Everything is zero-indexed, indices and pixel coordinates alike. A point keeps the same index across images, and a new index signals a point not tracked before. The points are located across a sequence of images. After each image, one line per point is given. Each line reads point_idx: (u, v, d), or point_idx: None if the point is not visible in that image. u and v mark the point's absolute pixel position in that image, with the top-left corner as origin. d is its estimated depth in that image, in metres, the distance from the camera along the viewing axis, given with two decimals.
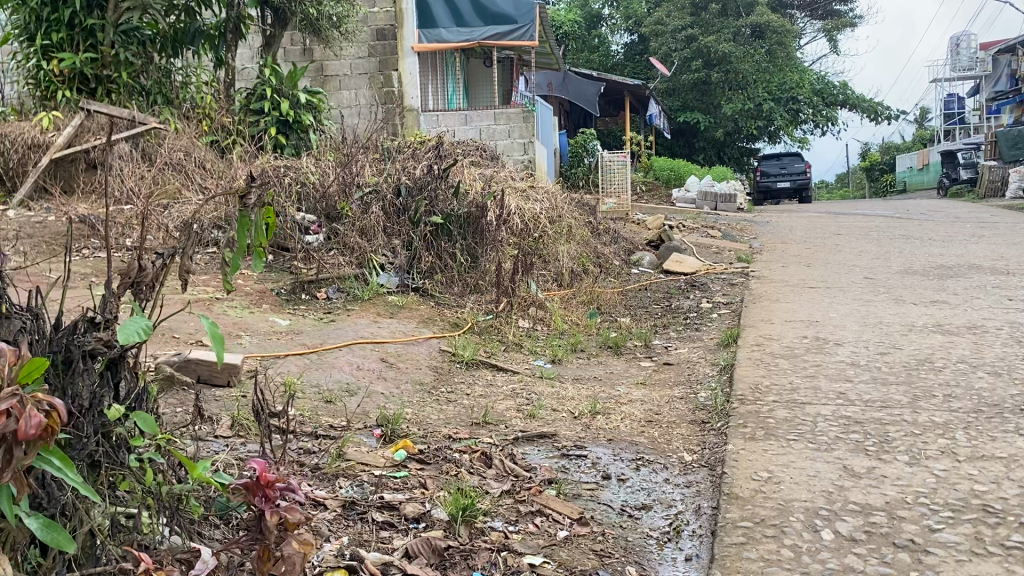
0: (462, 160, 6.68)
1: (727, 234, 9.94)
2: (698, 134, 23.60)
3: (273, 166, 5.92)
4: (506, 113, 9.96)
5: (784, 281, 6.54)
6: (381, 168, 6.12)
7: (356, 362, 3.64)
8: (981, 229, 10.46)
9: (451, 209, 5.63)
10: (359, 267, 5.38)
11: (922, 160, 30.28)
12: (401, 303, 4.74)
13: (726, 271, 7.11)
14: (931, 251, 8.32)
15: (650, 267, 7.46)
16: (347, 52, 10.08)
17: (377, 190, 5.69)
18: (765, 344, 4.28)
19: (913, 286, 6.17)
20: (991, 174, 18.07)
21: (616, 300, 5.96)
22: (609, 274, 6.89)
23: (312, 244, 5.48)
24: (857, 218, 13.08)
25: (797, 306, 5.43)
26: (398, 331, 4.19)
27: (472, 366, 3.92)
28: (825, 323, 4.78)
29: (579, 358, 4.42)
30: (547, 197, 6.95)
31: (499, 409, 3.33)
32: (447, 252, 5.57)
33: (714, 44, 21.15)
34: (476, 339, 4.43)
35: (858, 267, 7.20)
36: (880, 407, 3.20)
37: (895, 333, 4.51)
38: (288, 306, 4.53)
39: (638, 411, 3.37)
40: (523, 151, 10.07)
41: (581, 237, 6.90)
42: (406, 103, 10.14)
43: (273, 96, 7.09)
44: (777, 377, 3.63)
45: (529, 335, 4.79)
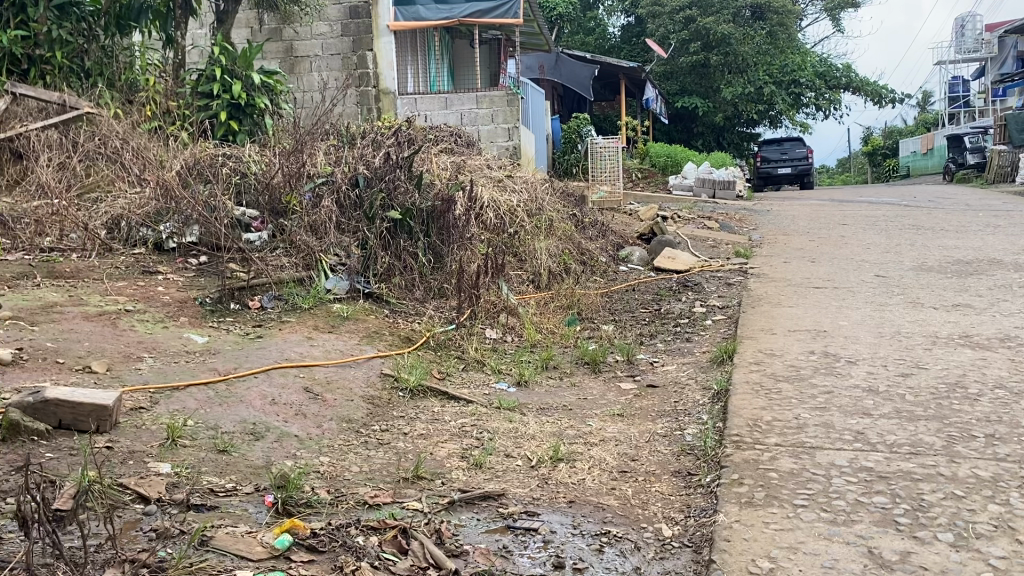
0: (430, 147, 6.04)
1: (725, 225, 9.28)
2: (696, 119, 22.90)
3: (213, 154, 5.28)
4: (489, 96, 9.31)
5: (787, 281, 5.90)
6: (337, 156, 5.49)
7: (272, 394, 3.02)
8: (994, 219, 9.83)
9: (413, 202, 4.99)
10: (306, 269, 4.76)
11: (925, 144, 29.59)
12: (346, 312, 4.11)
13: (723, 268, 6.47)
14: (945, 244, 7.68)
15: (640, 263, 6.82)
16: (318, 31, 9.46)
17: (331, 181, 5.07)
18: (766, 362, 3.66)
19: (931, 286, 5.53)
20: (1000, 159, 17.44)
21: (600, 305, 5.33)
22: (595, 272, 6.24)
23: (253, 244, 4.86)
24: (862, 206, 12.44)
25: (802, 312, 4.80)
26: (334, 350, 3.57)
27: (417, 395, 3.29)
28: (835, 334, 4.15)
29: (549, 378, 3.79)
30: (526, 189, 6.31)
31: (437, 454, 2.70)
32: (407, 251, 4.91)
33: (713, 24, 20.42)
34: (429, 356, 3.81)
35: (867, 263, 6.58)
36: (908, 454, 2.57)
37: (917, 347, 3.88)
38: (211, 319, 3.92)
39: (611, 456, 2.74)
40: (507, 137, 9.42)
41: (564, 232, 6.26)
42: (381, 85, 9.52)
43: (223, 77, 6.43)
44: (780, 410, 3.00)
45: (495, 349, 4.17)
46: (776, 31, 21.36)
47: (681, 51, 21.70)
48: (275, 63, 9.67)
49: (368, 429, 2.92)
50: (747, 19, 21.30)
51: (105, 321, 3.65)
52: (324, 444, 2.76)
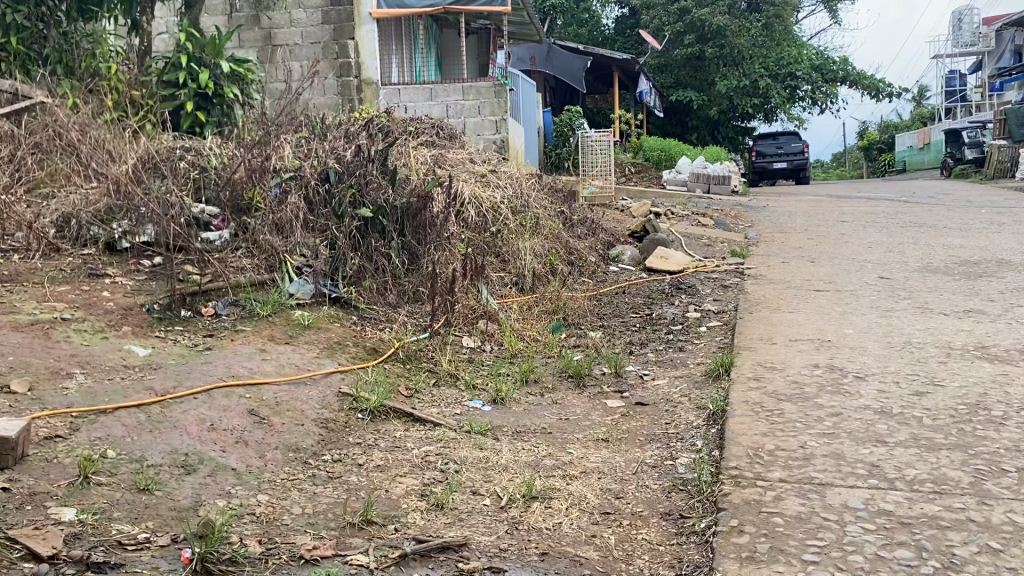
0: (408, 141, 5.69)
1: (721, 223, 8.95)
2: (691, 112, 22.55)
3: (172, 146, 4.91)
4: (476, 87, 8.99)
5: (787, 283, 5.57)
6: (307, 150, 5.13)
7: (211, 419, 2.68)
8: (997, 216, 9.52)
9: (385, 199, 4.66)
10: (269, 271, 4.40)
11: (922, 138, 29.25)
12: (308, 320, 3.76)
13: (719, 269, 6.14)
14: (949, 243, 7.36)
15: (631, 263, 6.47)
16: (299, 18, 9.10)
17: (299, 176, 4.73)
18: (766, 378, 3.32)
19: (940, 290, 5.20)
20: (1000, 154, 17.12)
21: (587, 309, 4.99)
22: (584, 274, 5.89)
23: (213, 244, 4.53)
24: (861, 202, 12.13)
25: (804, 319, 4.47)
26: (289, 365, 3.22)
27: (378, 417, 2.95)
28: (841, 346, 3.82)
29: (528, 394, 3.45)
30: (511, 185, 5.96)
31: (393, 492, 2.36)
32: (378, 252, 4.58)
33: (708, 16, 20.12)
34: (396, 370, 3.47)
35: (870, 264, 6.25)
36: (932, 494, 2.24)
37: (931, 360, 3.55)
38: (158, 329, 3.57)
39: (593, 493, 2.41)
40: (494, 130, 9.08)
41: (550, 231, 5.91)
42: (363, 76, 9.17)
43: (189, 65, 6.07)
44: (783, 437, 2.67)
45: (471, 360, 3.82)
46: (772, 24, 21.03)
47: (675, 43, 21.33)
48: (253, 52, 9.31)
49: (317, 460, 2.58)
50: (744, 12, 21.06)
51: (36, 332, 3.29)
52: (265, 479, 2.43)
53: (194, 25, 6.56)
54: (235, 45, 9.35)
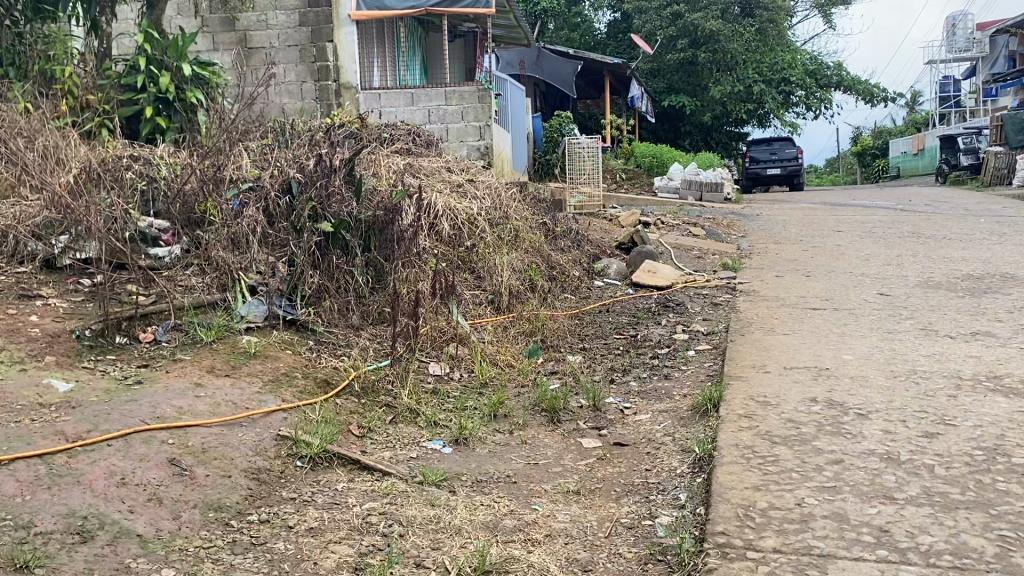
0: (378, 149, 5.35)
1: (712, 233, 8.63)
2: (684, 118, 22.27)
3: (120, 154, 4.56)
4: (459, 91, 8.67)
5: (780, 300, 5.25)
6: (268, 159, 4.79)
7: (123, 472, 2.33)
8: (997, 225, 9.23)
9: (350, 212, 4.29)
10: (221, 291, 4.09)
11: (917, 145, 29.02)
12: (255, 347, 3.42)
13: (709, 284, 5.81)
14: (950, 255, 7.06)
15: (617, 278, 6.14)
16: (276, 20, 8.78)
17: (259, 188, 4.42)
18: (759, 415, 2.99)
19: (944, 309, 4.88)
20: (997, 160, 16.84)
21: (568, 330, 4.65)
22: (566, 289, 5.56)
23: (162, 260, 4.24)
24: (856, 210, 11.84)
25: (799, 343, 4.14)
26: (225, 402, 2.87)
27: (319, 466, 2.61)
28: (840, 376, 3.49)
29: (496, 432, 3.11)
30: (489, 195, 5.62)
31: (321, 567, 2.02)
32: (339, 269, 4.19)
33: (700, 20, 19.91)
34: (349, 406, 3.13)
35: (869, 279, 5.94)
36: (954, 572, 1.90)
37: (941, 394, 3.22)
38: (85, 360, 3.23)
39: (556, 566, 2.07)
40: (478, 136, 8.76)
41: (530, 244, 5.57)
42: (342, 80, 8.88)
43: (148, 67, 5.72)
44: (778, 493, 2.33)
45: (435, 390, 3.48)
46: (766, 28, 20.80)
47: (668, 48, 21.08)
48: (227, 56, 8.96)
49: (241, 522, 2.24)
50: (736, 16, 20.83)
51: None
52: (174, 548, 2.08)
53: (155, 25, 6.19)
54: (209, 48, 8.99)
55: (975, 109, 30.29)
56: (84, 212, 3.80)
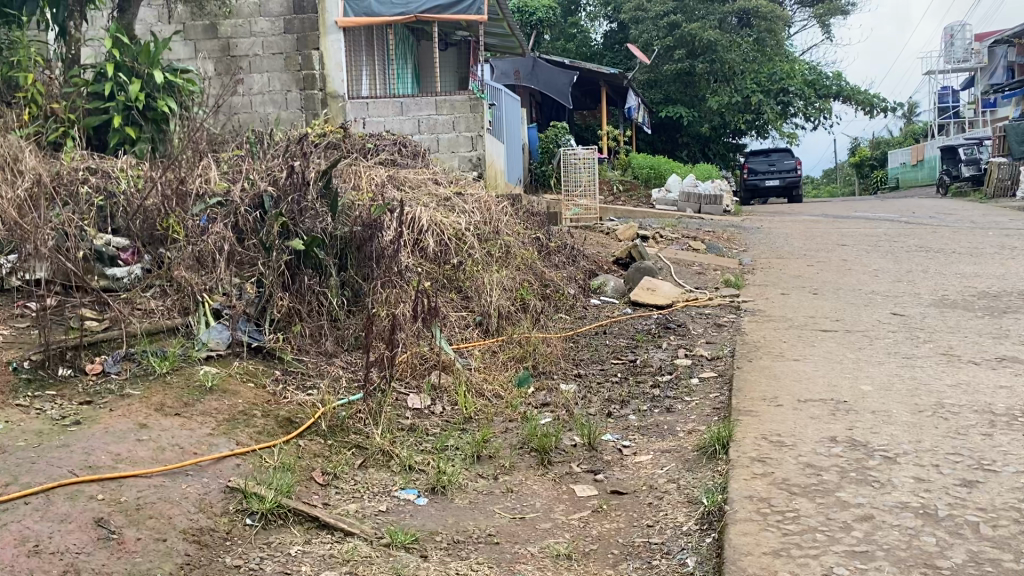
0: (359, 163, 5.03)
1: (714, 247, 8.30)
2: (681, 129, 22.02)
3: (78, 166, 4.23)
4: (450, 100, 8.37)
5: (788, 320, 4.93)
6: (240, 172, 4.47)
7: (38, 538, 1.99)
8: (1006, 239, 8.92)
9: (325, 229, 3.98)
10: (183, 314, 3.76)
11: (915, 155, 28.80)
12: (212, 381, 3.09)
13: (711, 303, 5.48)
14: (962, 271, 6.74)
15: (615, 296, 5.81)
16: (260, 27, 8.48)
17: (228, 204, 4.14)
18: (775, 459, 2.66)
19: (964, 331, 4.56)
20: (1000, 171, 16.58)
21: (561, 354, 4.30)
22: (560, 309, 5.22)
23: (119, 281, 3.88)
24: (860, 222, 11.53)
25: (812, 370, 3.81)
26: (170, 448, 2.54)
27: (271, 524, 2.29)
28: (860, 411, 3.15)
29: (478, 477, 2.77)
30: (478, 209, 5.30)
31: None
32: (312, 290, 3.86)
33: (698, 31, 19.70)
34: (313, 449, 2.81)
35: (880, 297, 5.62)
36: None
37: (975, 432, 2.89)
38: (20, 397, 2.89)
39: None
40: (470, 147, 8.46)
41: (522, 261, 5.25)
42: (328, 88, 8.57)
43: (117, 75, 5.41)
44: (802, 561, 2.00)
45: (413, 428, 3.14)
46: (764, 38, 20.58)
47: (665, 59, 20.86)
48: (209, 64, 8.65)
49: None
50: (734, 26, 20.57)
51: None
52: None
53: (126, 31, 5.85)
54: (189, 56, 8.71)
55: (974, 120, 30.12)
56: (30, 230, 3.46)
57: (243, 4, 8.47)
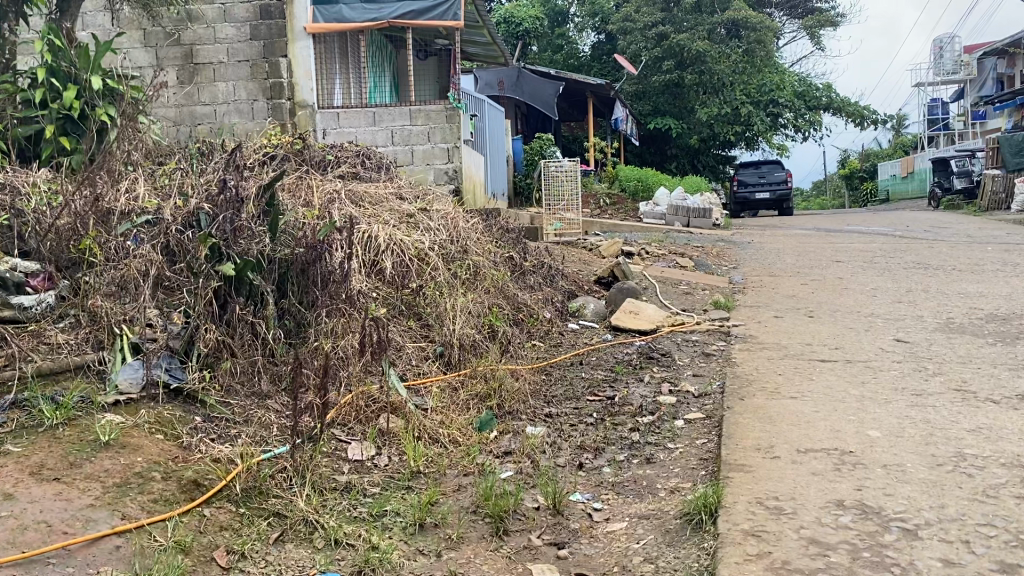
0: (313, 180, 4.59)
1: (702, 264, 7.87)
2: (670, 140, 21.68)
3: None
4: (425, 110, 7.95)
5: (783, 349, 4.50)
6: (173, 189, 4.02)
7: None
8: (1007, 254, 8.54)
9: (262, 250, 3.51)
10: (98, 348, 3.31)
11: (905, 167, 28.60)
12: (110, 434, 2.60)
13: (699, 328, 5.05)
14: (966, 291, 6.34)
15: (595, 319, 5.37)
16: (225, 33, 8.05)
17: (159, 221, 3.68)
18: (773, 533, 2.21)
19: (977, 361, 4.14)
20: (994, 184, 16.30)
21: (530, 391, 3.83)
22: (533, 335, 4.77)
23: (27, 311, 3.41)
24: (854, 236, 11.15)
25: (812, 410, 3.37)
26: (34, 528, 2.08)
27: None
28: (869, 465, 2.71)
29: (415, 557, 2.32)
30: (444, 226, 4.85)
31: None
32: (244, 320, 3.37)
33: (686, 41, 19.36)
34: (220, 521, 2.35)
35: (882, 321, 5.20)
36: None
37: (1007, 495, 2.45)
38: None
39: None
40: (446, 159, 8.03)
41: (493, 283, 4.80)
42: (296, 97, 8.12)
43: (49, 80, 4.94)
44: None
45: (347, 489, 2.68)
46: (753, 49, 20.03)
47: (653, 69, 20.54)
48: (171, 72, 8.17)
49: None
50: (723, 37, 20.02)
51: None
52: None
53: (63, 34, 5.38)
54: (151, 64, 8.19)
55: (964, 132, 29.94)
56: None
57: (207, 9, 8.02)
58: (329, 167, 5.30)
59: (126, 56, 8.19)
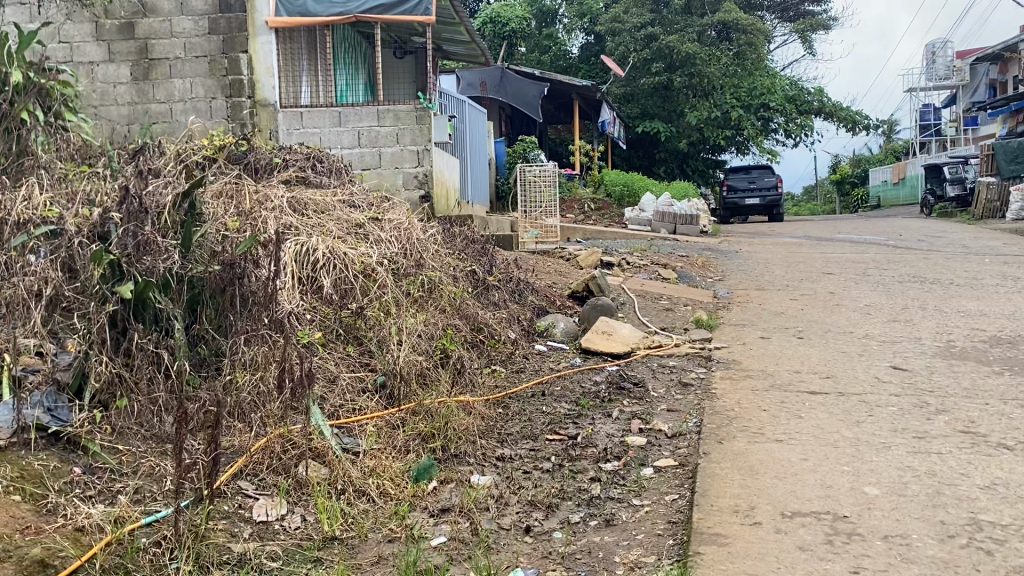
0: (250, 191, 4.13)
1: (685, 275, 7.43)
2: (659, 144, 21.28)
3: None
4: (393, 110, 7.54)
5: (769, 378, 4.05)
6: (83, 199, 3.55)
7: None
8: (1005, 267, 8.15)
9: (170, 267, 3.07)
10: None
11: (896, 173, 28.30)
12: None
13: (678, 351, 4.60)
14: (966, 308, 5.93)
15: (565, 340, 4.91)
16: (182, 27, 7.58)
17: (61, 233, 3.24)
18: None
19: (984, 396, 3.70)
20: (988, 192, 15.95)
21: (482, 429, 3.38)
22: (494, 360, 4.32)
23: None
24: (846, 245, 10.75)
25: (800, 458, 2.93)
26: None
27: None
28: (866, 537, 2.27)
29: None
30: (397, 238, 4.39)
31: None
32: (144, 350, 2.93)
33: (676, 43, 18.99)
34: None
35: (877, 345, 4.77)
36: None
37: None
38: None
39: None
40: (416, 162, 7.61)
41: (452, 301, 4.33)
42: (258, 96, 7.65)
43: None
44: None
45: (239, 566, 2.23)
46: (744, 52, 19.89)
47: (641, 71, 20.17)
48: (125, 68, 7.69)
49: None
50: (714, 40, 19.98)
51: None
52: None
53: None
54: (103, 59, 7.69)
55: (956, 138, 29.67)
56: None
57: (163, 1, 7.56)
58: (275, 171, 4.83)
59: (76, 51, 7.69)
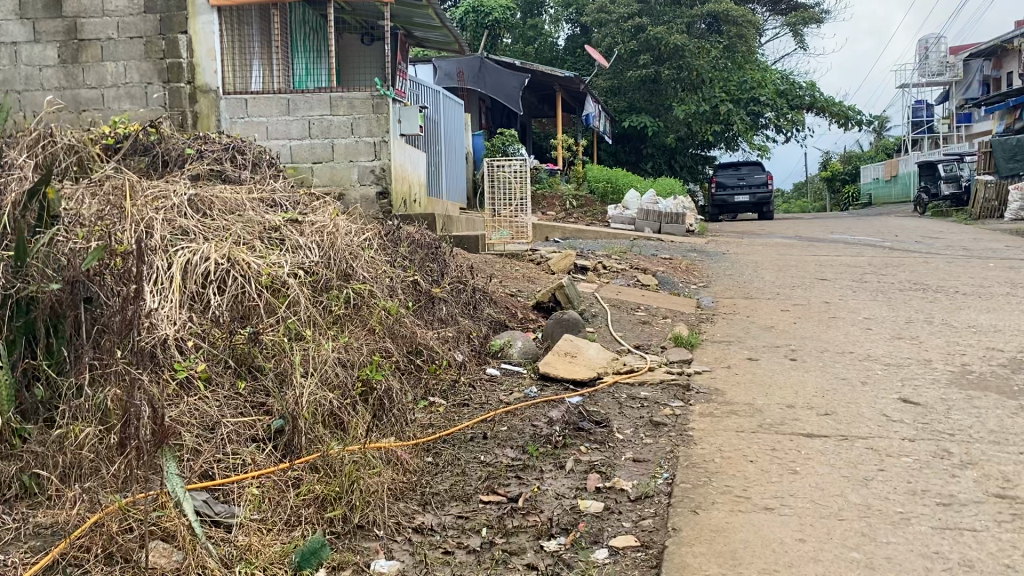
0: (137, 193, 3.46)
1: (667, 282, 6.78)
2: (646, 140, 20.63)
3: None
4: (347, 98, 6.88)
5: (756, 415, 3.39)
6: None
7: None
8: (1014, 273, 7.51)
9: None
10: None
11: (890, 170, 27.70)
12: None
13: (653, 377, 3.94)
14: (977, 323, 5.29)
15: (524, 361, 4.22)
16: (115, 4, 6.87)
17: None
18: None
19: (1016, 443, 3.04)
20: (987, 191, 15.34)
21: (400, 488, 2.70)
22: (432, 391, 3.64)
23: None
24: (839, 247, 10.15)
25: (798, 539, 2.27)
26: None
27: None
28: None
29: None
30: (321, 244, 3.71)
31: None
32: None
33: (664, 34, 18.42)
34: None
35: (881, 370, 4.12)
36: None
37: None
38: None
39: None
40: (372, 155, 6.94)
41: (386, 318, 3.65)
42: (197, 81, 6.93)
43: None
44: None
45: None
46: (735, 45, 19.53)
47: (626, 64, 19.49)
48: (52, 49, 6.97)
49: None
50: (703, 32, 19.47)
51: None
52: None
53: None
54: (28, 39, 6.98)
55: (949, 135, 29.12)
56: None
57: None
58: (185, 165, 4.15)
59: None
